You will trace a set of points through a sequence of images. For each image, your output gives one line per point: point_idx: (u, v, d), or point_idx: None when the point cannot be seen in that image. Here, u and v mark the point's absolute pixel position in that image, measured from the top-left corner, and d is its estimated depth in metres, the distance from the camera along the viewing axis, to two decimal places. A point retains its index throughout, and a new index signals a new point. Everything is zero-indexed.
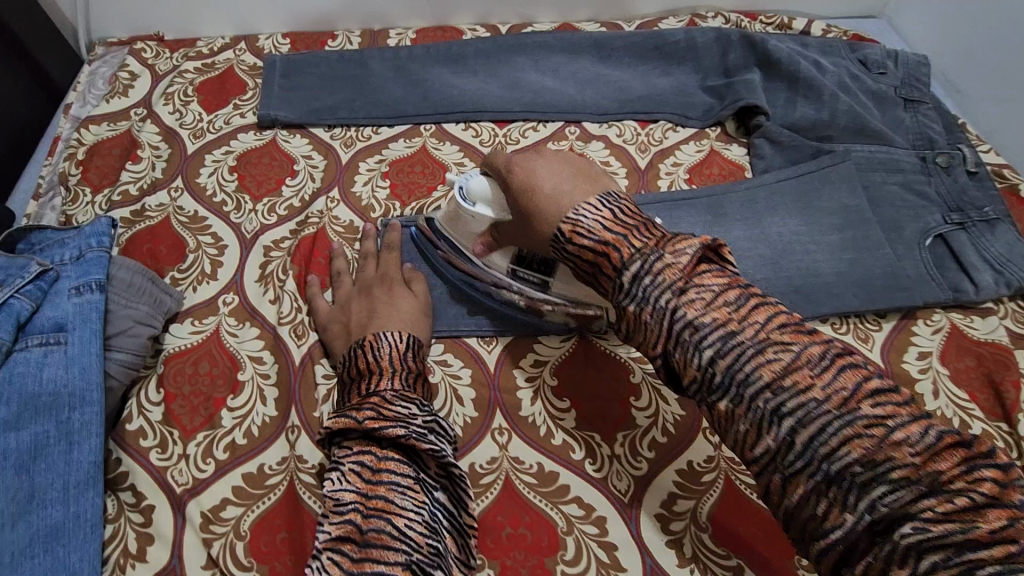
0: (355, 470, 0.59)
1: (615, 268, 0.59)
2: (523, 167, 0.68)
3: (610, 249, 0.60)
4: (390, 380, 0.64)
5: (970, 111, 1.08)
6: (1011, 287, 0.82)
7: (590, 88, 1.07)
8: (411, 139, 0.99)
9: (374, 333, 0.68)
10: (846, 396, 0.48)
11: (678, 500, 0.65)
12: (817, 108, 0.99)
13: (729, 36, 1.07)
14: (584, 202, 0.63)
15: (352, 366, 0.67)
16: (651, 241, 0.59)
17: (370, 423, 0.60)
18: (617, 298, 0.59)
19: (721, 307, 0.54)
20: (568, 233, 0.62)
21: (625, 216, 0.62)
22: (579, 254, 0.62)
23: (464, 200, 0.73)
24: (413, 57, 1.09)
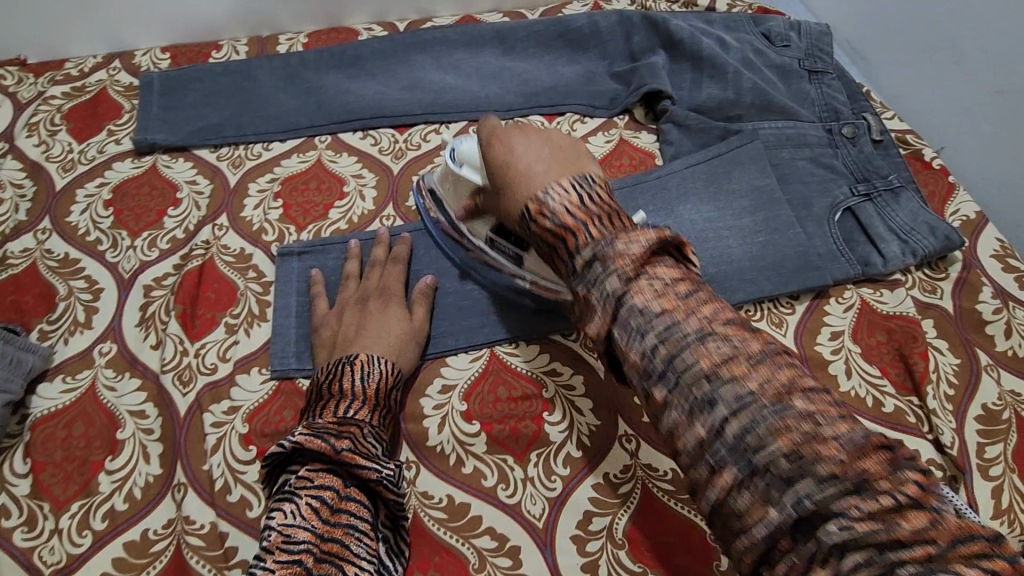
0: (313, 506, 0.55)
1: (571, 252, 0.54)
2: (502, 141, 0.64)
3: (569, 232, 0.53)
4: (369, 413, 0.63)
5: (874, 77, 1.07)
6: (917, 256, 0.82)
7: (494, 83, 1.02)
8: (305, 153, 0.93)
9: (367, 354, 0.66)
10: (779, 388, 0.43)
11: (593, 519, 0.63)
12: (723, 88, 0.97)
13: (631, 19, 1.04)
14: (554, 183, 0.56)
15: (335, 382, 0.64)
16: (611, 228, 0.53)
17: (346, 455, 0.57)
18: (572, 280, 0.54)
19: (670, 295, 0.49)
20: (534, 213, 0.56)
21: (595, 202, 0.55)
22: (541, 234, 0.56)
23: (454, 162, 0.73)
24: (305, 63, 1.02)
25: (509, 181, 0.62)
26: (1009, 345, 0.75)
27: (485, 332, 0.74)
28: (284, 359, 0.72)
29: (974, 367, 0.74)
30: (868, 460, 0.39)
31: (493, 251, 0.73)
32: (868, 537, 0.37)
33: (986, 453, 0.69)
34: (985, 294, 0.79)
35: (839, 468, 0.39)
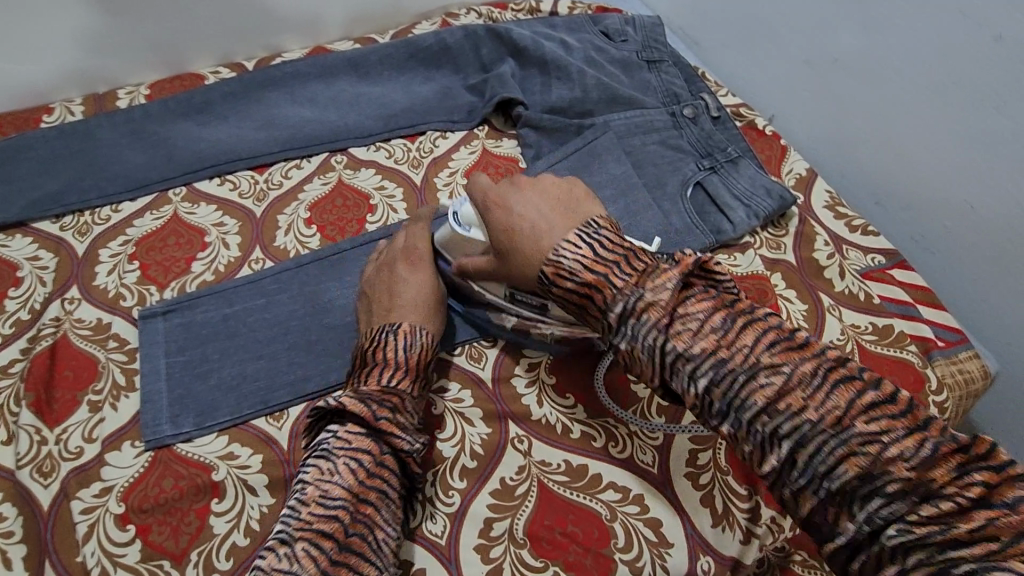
0: (351, 467, 0.58)
1: (601, 309, 0.57)
2: (500, 203, 0.67)
3: (593, 291, 0.57)
4: (409, 382, 0.65)
5: (709, 60, 1.17)
6: (760, 218, 0.89)
7: (352, 110, 1.02)
8: (159, 209, 0.89)
9: (410, 323, 0.68)
10: (747, 351, 0.51)
11: (494, 524, 0.65)
12: (570, 88, 1.02)
13: (476, 32, 1.07)
14: (562, 241, 0.60)
15: (381, 348, 0.66)
16: (631, 276, 0.56)
17: (385, 423, 0.60)
18: (607, 334, 0.57)
19: (710, 334, 0.52)
20: (551, 276, 0.60)
21: (606, 251, 0.58)
22: (568, 297, 0.59)
23: (458, 226, 0.72)
24: (149, 115, 0.98)
25: (512, 245, 0.64)
26: (845, 285, 0.84)
27: None
28: (157, 427, 0.69)
29: (820, 309, 0.82)
30: (914, 449, 0.45)
31: (515, 306, 0.70)
32: (927, 536, 0.43)
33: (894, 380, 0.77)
34: (820, 243, 0.88)
35: (809, 413, 0.48)
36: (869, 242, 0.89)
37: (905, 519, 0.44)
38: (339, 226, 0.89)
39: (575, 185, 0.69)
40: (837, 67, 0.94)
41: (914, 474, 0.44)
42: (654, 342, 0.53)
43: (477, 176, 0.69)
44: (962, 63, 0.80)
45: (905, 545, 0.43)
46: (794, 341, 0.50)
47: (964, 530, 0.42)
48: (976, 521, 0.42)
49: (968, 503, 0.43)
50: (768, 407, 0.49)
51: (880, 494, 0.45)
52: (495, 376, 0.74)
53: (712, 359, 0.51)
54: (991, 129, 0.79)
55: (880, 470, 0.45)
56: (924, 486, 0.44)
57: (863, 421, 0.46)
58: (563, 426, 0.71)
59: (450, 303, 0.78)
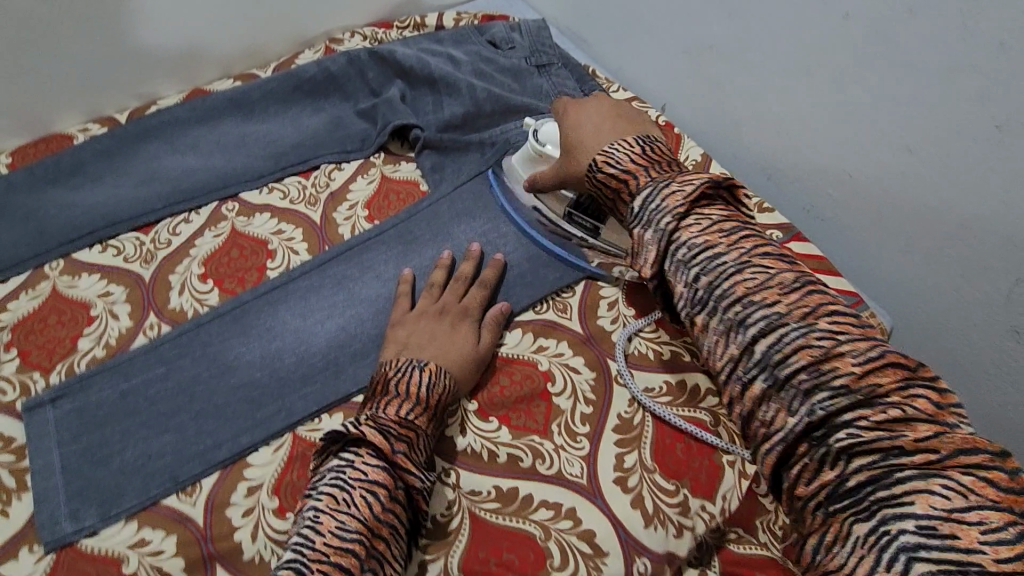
0: (367, 500, 0.56)
1: (631, 195, 0.67)
2: (575, 107, 0.79)
3: (630, 177, 0.67)
4: (425, 420, 0.65)
5: (598, 55, 1.18)
6: None
7: (240, 153, 0.98)
8: (35, 287, 0.83)
9: (436, 364, 0.69)
10: (809, 312, 0.53)
11: (428, 566, 0.64)
12: (462, 103, 1.01)
13: (360, 57, 1.05)
14: (620, 141, 0.71)
15: (404, 381, 0.66)
16: (666, 172, 0.66)
17: (400, 457, 0.60)
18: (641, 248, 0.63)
19: (773, 290, 0.55)
20: (600, 163, 0.69)
21: (651, 153, 0.69)
22: (607, 181, 0.69)
23: (538, 143, 0.83)
24: (14, 186, 0.91)
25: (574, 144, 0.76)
26: None
27: (282, 418, 0.72)
28: (56, 526, 0.64)
29: None
30: (882, 376, 0.49)
31: (570, 225, 0.84)
32: (876, 440, 0.47)
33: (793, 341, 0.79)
34: None
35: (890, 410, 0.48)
36: (765, 219, 0.92)
37: (856, 426, 0.48)
38: (238, 277, 0.85)
39: (643, 114, 0.78)
40: (712, 54, 0.97)
41: (928, 450, 0.46)
42: (687, 253, 0.60)
43: (565, 99, 0.82)
44: (803, 29, 0.84)
45: (892, 493, 0.45)
46: (857, 321, 0.53)
47: (935, 484, 0.44)
48: (967, 501, 0.43)
49: (960, 487, 0.44)
50: (811, 367, 0.51)
51: (847, 426, 0.49)
52: None
53: (770, 312, 0.55)
54: (851, 96, 0.83)
55: (892, 433, 0.47)
56: (924, 455, 0.46)
57: (901, 399, 0.48)
58: (489, 452, 0.71)
59: (527, 232, 0.88)
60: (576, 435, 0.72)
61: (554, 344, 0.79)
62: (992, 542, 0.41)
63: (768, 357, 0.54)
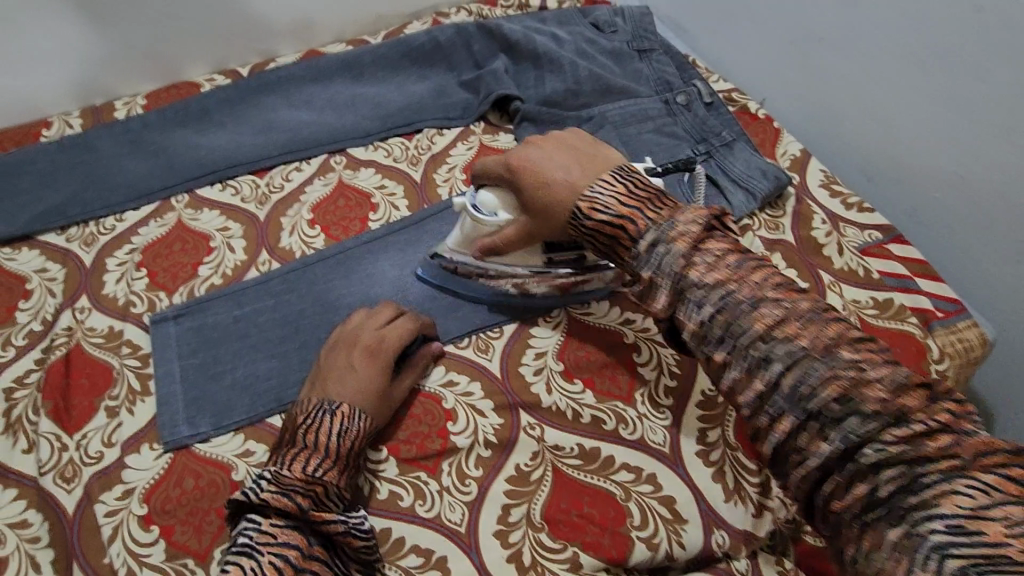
0: (277, 564, 0.53)
1: (632, 239, 0.61)
2: (524, 160, 0.69)
3: (627, 222, 0.61)
4: (337, 472, 0.61)
5: (697, 47, 1.18)
6: (759, 200, 0.90)
7: (349, 112, 1.03)
8: (163, 217, 0.90)
9: (348, 407, 0.64)
10: (828, 341, 0.51)
11: (511, 509, 0.65)
12: (563, 79, 1.03)
13: (467, 29, 1.09)
14: (598, 181, 0.65)
15: (314, 429, 0.62)
16: (663, 208, 0.61)
17: (313, 513, 0.57)
18: (634, 263, 0.60)
19: (765, 319, 0.53)
20: (585, 210, 0.64)
21: (638, 189, 0.63)
22: (598, 229, 0.63)
23: (478, 213, 0.73)
24: (147, 125, 0.99)
25: (543, 194, 0.67)
26: (844, 261, 0.85)
27: None
28: (174, 429, 0.70)
29: (821, 287, 0.82)
30: (910, 398, 0.48)
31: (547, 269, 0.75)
32: (903, 452, 0.46)
33: None
34: (817, 221, 0.89)
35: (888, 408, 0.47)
36: (865, 218, 0.90)
37: (881, 440, 0.47)
38: (343, 226, 0.90)
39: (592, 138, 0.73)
40: (823, 47, 0.96)
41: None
42: (675, 267, 0.57)
43: (489, 158, 0.73)
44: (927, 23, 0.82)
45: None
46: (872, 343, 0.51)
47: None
48: (992, 499, 0.43)
49: (985, 485, 0.44)
50: (840, 398, 0.48)
51: (875, 441, 0.47)
52: (504, 367, 0.75)
53: (724, 289, 0.55)
54: (975, 96, 0.80)
55: (915, 442, 0.46)
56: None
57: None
58: (574, 412, 0.71)
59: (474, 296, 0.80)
60: (660, 406, 0.72)
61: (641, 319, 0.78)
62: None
63: (797, 395, 0.50)
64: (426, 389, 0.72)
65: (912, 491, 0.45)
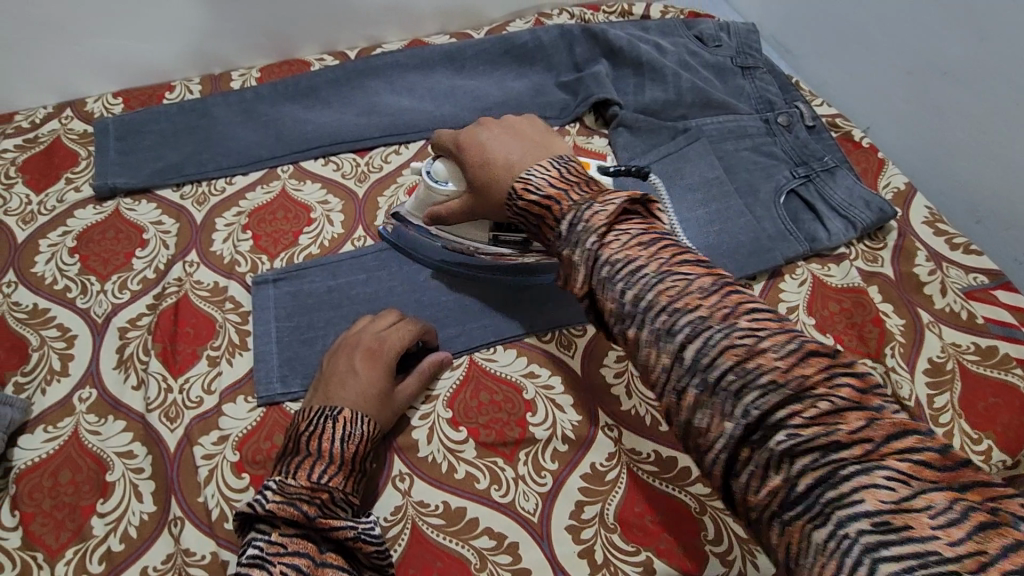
0: (290, 574, 0.51)
1: (556, 219, 0.57)
2: (472, 144, 0.69)
3: (552, 203, 0.57)
4: (342, 478, 0.60)
5: (801, 69, 1.16)
6: (858, 230, 0.88)
7: (448, 102, 1.05)
8: (269, 183, 0.95)
9: (352, 411, 0.64)
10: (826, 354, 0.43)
11: (585, 507, 0.65)
12: (664, 89, 1.03)
13: (572, 32, 1.09)
14: (534, 165, 0.62)
15: (315, 437, 0.61)
16: (589, 193, 0.56)
17: (320, 519, 0.55)
18: (556, 245, 0.56)
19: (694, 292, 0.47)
20: (519, 191, 0.61)
21: (572, 174, 0.60)
22: (527, 209, 0.59)
23: (433, 181, 0.74)
24: (260, 97, 1.03)
25: (492, 174, 0.66)
26: (945, 302, 0.82)
27: (462, 341, 0.76)
28: (269, 384, 0.73)
29: (918, 325, 0.80)
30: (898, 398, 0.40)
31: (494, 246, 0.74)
32: (813, 440, 0.39)
33: (936, 402, 0.74)
34: (920, 258, 0.86)
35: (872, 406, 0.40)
36: (971, 260, 0.87)
37: (792, 425, 0.40)
38: None
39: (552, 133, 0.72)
40: (944, 80, 0.93)
41: (862, 441, 0.38)
42: (593, 246, 0.52)
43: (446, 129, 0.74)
44: None
45: (840, 492, 0.37)
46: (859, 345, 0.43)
47: (879, 477, 0.37)
48: (912, 489, 0.36)
49: (901, 474, 0.37)
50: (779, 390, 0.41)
51: (784, 426, 0.40)
52: (585, 366, 0.75)
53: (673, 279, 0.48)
54: None
55: (828, 428, 0.39)
56: (860, 447, 0.38)
57: (827, 391, 0.40)
58: (653, 419, 0.71)
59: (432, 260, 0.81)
60: None
61: None
62: (946, 524, 0.35)
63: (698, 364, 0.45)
64: (509, 378, 0.74)
65: (830, 483, 0.38)
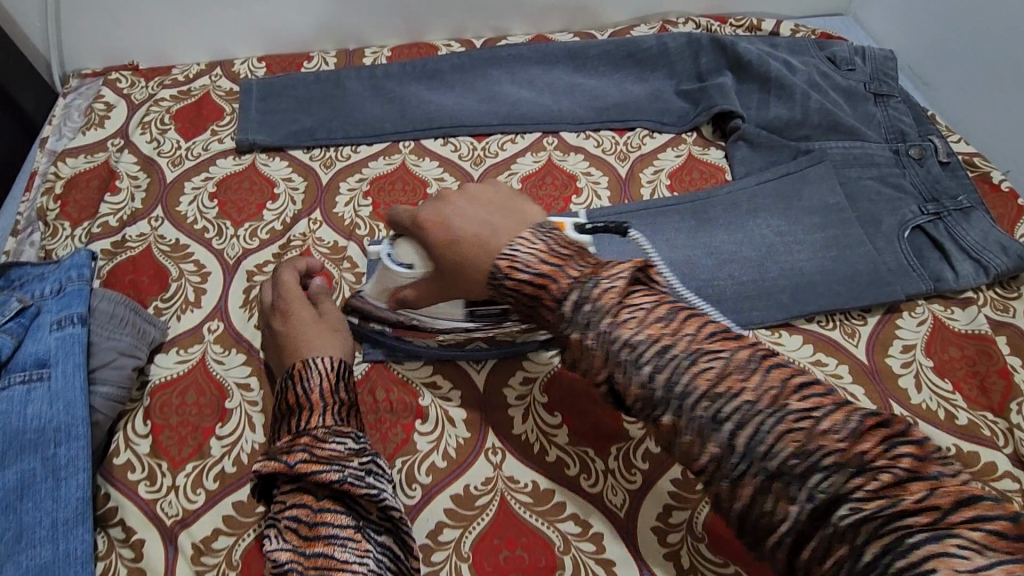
0: (291, 527, 0.57)
1: (556, 300, 0.53)
2: (432, 220, 0.64)
3: (547, 282, 0.53)
4: (320, 417, 0.62)
5: (937, 102, 1.11)
6: (990, 276, 0.83)
7: (567, 98, 1.06)
8: (390, 157, 0.99)
9: (301, 362, 0.66)
10: (777, 392, 0.46)
11: (673, 511, 0.65)
12: (790, 108, 1.00)
13: (699, 41, 1.08)
14: (515, 238, 0.57)
15: (283, 398, 0.65)
16: (589, 267, 0.54)
17: (300, 466, 0.58)
18: (561, 325, 0.54)
19: (734, 373, 0.47)
20: (504, 268, 0.56)
21: (561, 246, 0.56)
22: (518, 289, 0.55)
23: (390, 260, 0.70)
24: (389, 75, 1.07)
25: (466, 255, 0.60)
26: None
27: None
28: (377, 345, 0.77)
29: None
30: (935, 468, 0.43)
31: None
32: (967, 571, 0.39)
33: None
34: None
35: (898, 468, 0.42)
36: None
37: None
38: (546, 202, 0.95)
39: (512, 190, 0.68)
40: None
41: (929, 509, 0.40)
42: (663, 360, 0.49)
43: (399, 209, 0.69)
44: None
45: (911, 562, 0.38)
46: None
47: (951, 545, 0.38)
48: None
49: None
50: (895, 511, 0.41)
51: None
52: None
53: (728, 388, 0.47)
54: None
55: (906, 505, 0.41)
56: (927, 515, 0.39)
57: (888, 462, 0.42)
58: None
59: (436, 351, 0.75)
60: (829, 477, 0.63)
61: (835, 364, 0.78)
62: None
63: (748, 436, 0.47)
64: None
65: None
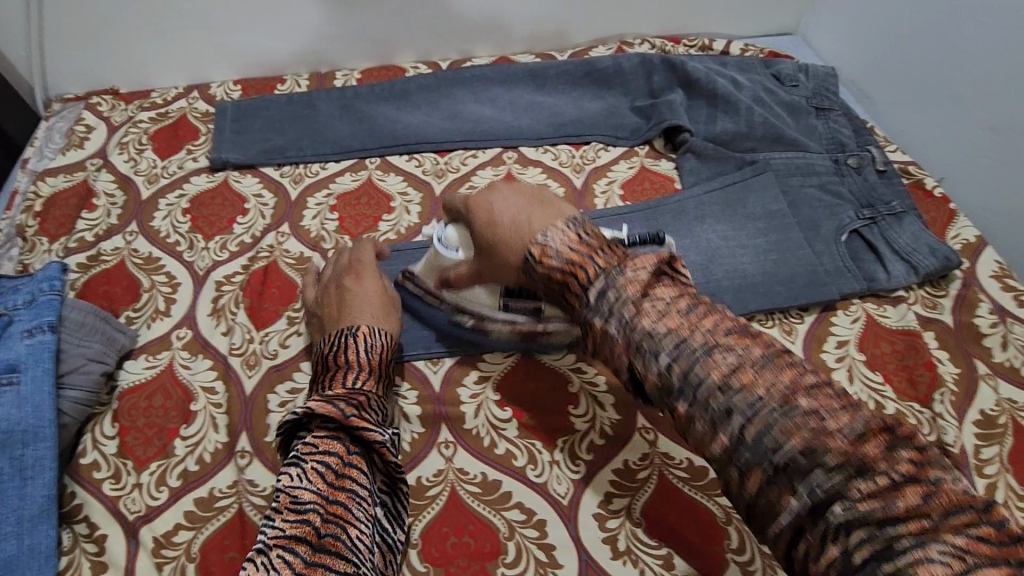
0: (319, 469, 0.58)
1: (583, 286, 0.60)
2: (479, 203, 0.69)
3: (576, 268, 0.60)
4: (374, 384, 0.68)
5: (879, 116, 1.18)
6: (919, 275, 0.88)
7: (526, 115, 1.12)
8: (357, 173, 1.04)
9: (369, 326, 0.71)
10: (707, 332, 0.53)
11: (613, 498, 0.69)
12: (735, 122, 1.06)
13: (651, 60, 1.14)
14: (550, 227, 0.63)
15: (340, 353, 0.69)
16: (613, 258, 0.60)
17: (354, 419, 0.62)
18: (585, 313, 0.59)
19: (674, 315, 0.55)
20: (537, 255, 0.62)
21: (590, 237, 0.62)
22: (550, 276, 0.62)
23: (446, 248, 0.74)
24: (359, 96, 1.12)
25: (499, 237, 0.66)
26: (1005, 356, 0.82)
27: None
28: None
29: (973, 376, 0.80)
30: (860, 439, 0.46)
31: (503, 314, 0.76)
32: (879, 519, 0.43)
33: (982, 454, 0.74)
34: (983, 310, 0.86)
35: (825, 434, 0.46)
36: None
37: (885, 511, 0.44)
38: None
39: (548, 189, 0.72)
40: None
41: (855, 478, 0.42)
42: (627, 316, 0.56)
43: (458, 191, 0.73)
44: None
45: None
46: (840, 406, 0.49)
47: None
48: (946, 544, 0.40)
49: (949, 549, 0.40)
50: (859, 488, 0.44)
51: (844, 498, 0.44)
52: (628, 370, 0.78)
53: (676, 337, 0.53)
54: None
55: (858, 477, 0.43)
56: None
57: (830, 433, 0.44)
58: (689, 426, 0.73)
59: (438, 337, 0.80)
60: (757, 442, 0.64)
61: None
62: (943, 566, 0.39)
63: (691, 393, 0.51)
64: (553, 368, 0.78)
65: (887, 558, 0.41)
